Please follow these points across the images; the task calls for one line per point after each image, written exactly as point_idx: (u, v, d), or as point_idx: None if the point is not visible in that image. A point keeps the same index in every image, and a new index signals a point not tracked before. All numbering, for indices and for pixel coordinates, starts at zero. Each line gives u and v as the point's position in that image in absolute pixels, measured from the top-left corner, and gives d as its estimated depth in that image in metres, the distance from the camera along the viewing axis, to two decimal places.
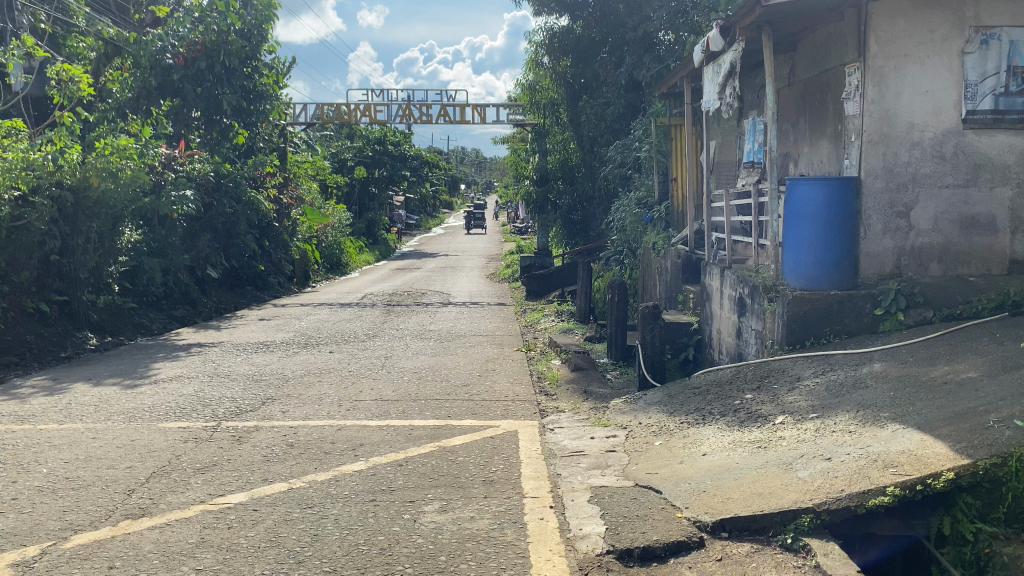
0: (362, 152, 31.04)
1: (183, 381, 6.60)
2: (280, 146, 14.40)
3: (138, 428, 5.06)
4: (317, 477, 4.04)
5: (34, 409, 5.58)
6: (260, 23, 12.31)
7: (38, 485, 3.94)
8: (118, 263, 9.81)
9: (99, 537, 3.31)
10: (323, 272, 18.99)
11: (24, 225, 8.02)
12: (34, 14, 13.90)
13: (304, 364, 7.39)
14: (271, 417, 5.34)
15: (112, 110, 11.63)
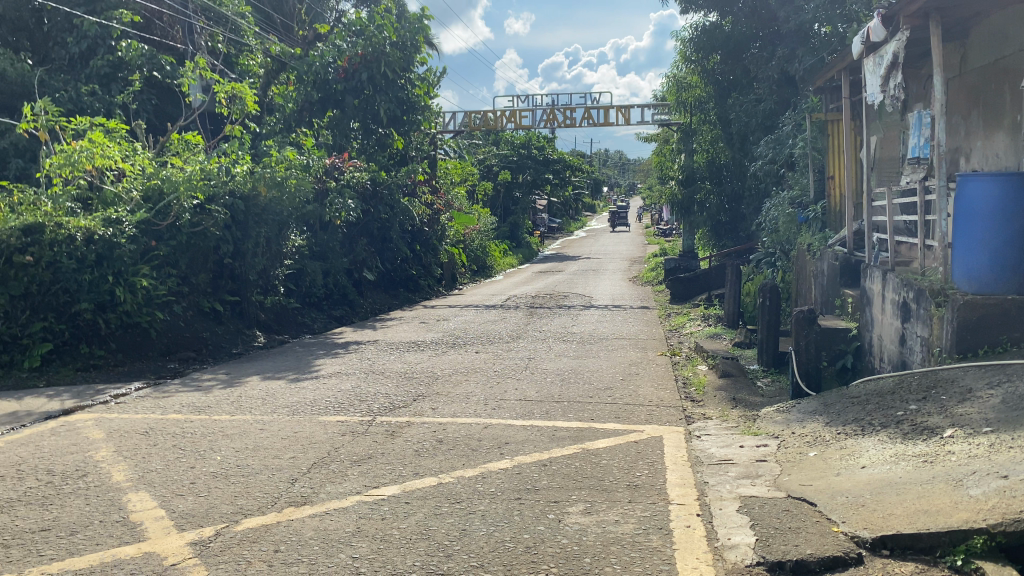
0: (508, 157, 31.59)
1: (342, 377, 6.95)
2: (431, 153, 14.89)
3: (300, 420, 5.37)
4: (465, 473, 4.15)
5: (210, 401, 6.05)
6: (413, 36, 12.57)
7: (213, 470, 4.27)
8: (283, 266, 10.47)
9: (266, 522, 3.54)
10: (470, 274, 19.46)
11: (202, 231, 8.68)
12: (212, 36, 15.24)
13: (452, 363, 7.61)
14: (421, 413, 5.53)
15: (281, 124, 12.75)
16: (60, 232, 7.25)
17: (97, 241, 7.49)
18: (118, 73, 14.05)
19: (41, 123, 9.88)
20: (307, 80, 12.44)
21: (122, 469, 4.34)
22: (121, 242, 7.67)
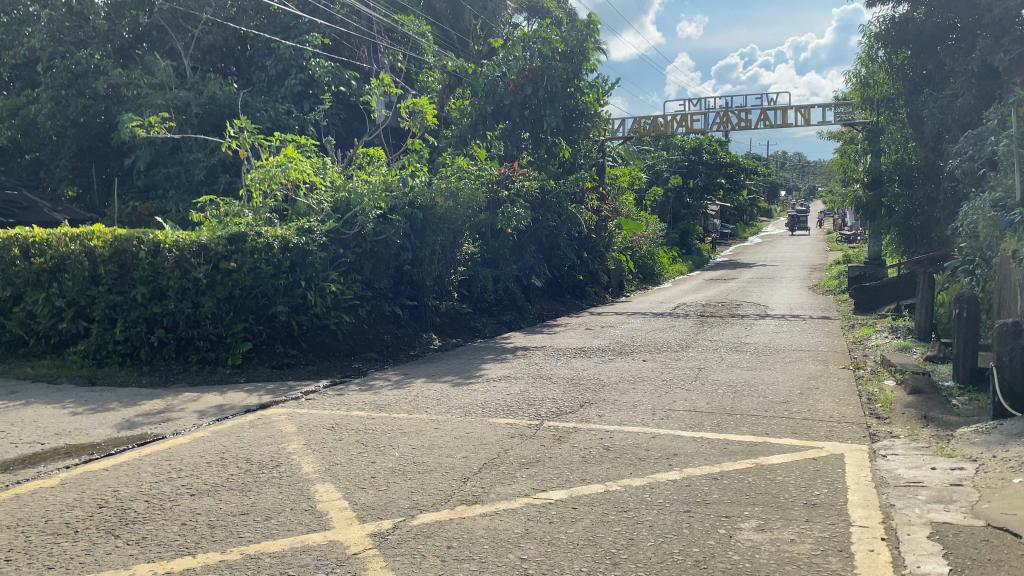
0: (678, 162, 31.06)
1: (511, 381, 7.09)
2: (599, 159, 14.96)
3: (472, 422, 5.54)
4: (633, 482, 4.11)
5: (388, 399, 6.37)
6: (582, 42, 12.46)
7: (393, 466, 4.50)
8: (458, 272, 10.84)
9: (439, 518, 3.68)
10: (637, 281, 19.29)
11: (384, 239, 9.14)
12: (393, 55, 16.09)
13: (620, 371, 7.57)
14: (589, 420, 5.54)
15: (455, 137, 13.27)
16: (260, 241, 7.88)
17: (292, 249, 8.08)
18: (310, 90, 15.25)
19: (244, 142, 10.83)
20: (480, 93, 12.94)
21: (311, 461, 4.67)
22: (313, 250, 8.24)
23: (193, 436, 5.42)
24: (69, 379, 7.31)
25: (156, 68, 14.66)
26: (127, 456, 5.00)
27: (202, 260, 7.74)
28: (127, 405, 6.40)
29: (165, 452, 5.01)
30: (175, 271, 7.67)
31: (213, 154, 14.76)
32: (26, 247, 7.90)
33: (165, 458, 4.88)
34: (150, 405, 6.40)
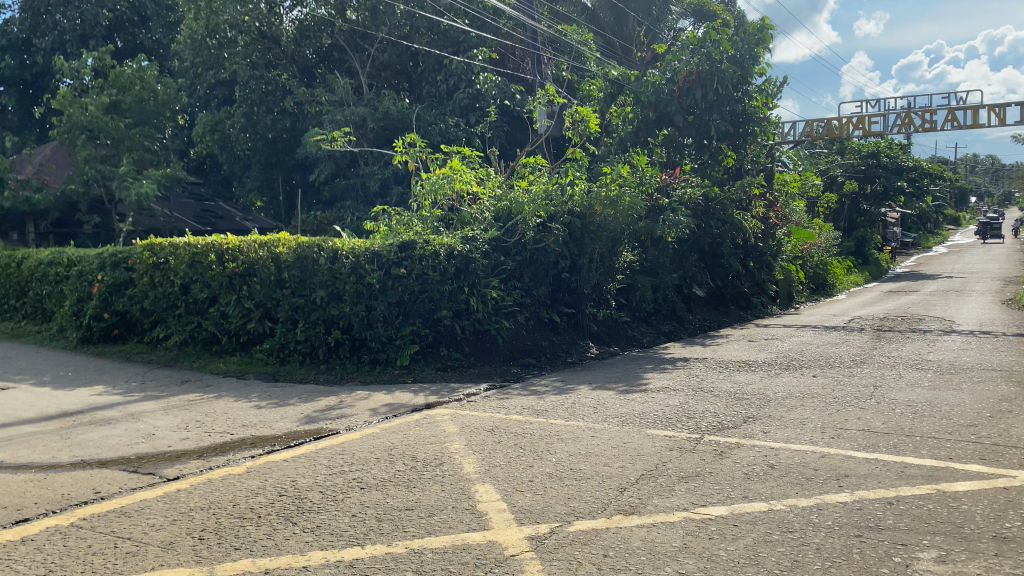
0: (854, 167, 29.43)
1: (671, 392, 6.97)
2: (767, 165, 14.47)
3: (630, 432, 5.50)
4: (798, 503, 3.94)
5: (547, 405, 6.44)
6: (752, 46, 12.27)
7: (549, 471, 4.55)
8: (616, 281, 10.80)
9: (596, 526, 3.68)
10: (807, 293, 18.40)
11: (544, 247, 9.25)
12: (558, 65, 16.27)
13: (786, 386, 7.26)
14: (751, 436, 5.36)
15: (615, 144, 13.24)
16: (427, 249, 8.20)
17: (456, 256, 8.34)
18: (476, 103, 15.71)
19: (414, 155, 11.34)
20: (643, 100, 12.86)
21: (472, 462, 4.80)
22: (476, 258, 8.48)
23: (363, 432, 5.72)
24: (255, 375, 7.96)
25: (336, 85, 15.62)
26: (303, 448, 5.35)
27: (374, 265, 8.15)
28: (304, 401, 6.85)
29: (337, 446, 5.32)
30: (350, 276, 8.14)
31: (385, 166, 15.54)
32: (221, 253, 8.66)
33: (338, 452, 5.18)
34: (325, 401, 6.82)
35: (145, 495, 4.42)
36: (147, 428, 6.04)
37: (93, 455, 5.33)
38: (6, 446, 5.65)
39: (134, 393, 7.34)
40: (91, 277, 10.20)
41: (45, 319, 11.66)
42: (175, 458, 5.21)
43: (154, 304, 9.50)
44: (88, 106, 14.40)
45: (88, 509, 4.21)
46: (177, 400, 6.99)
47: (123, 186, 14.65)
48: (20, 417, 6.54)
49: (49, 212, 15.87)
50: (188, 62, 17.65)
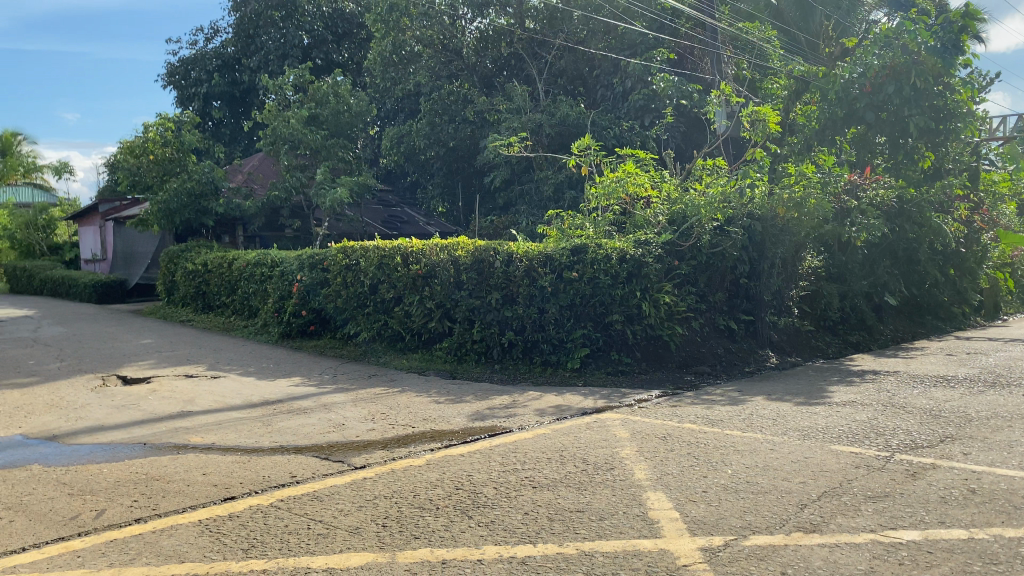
0: None
1: (858, 407, 6.57)
2: (971, 164, 13.42)
3: (812, 446, 5.25)
4: (1004, 533, 3.60)
5: (722, 415, 6.27)
6: (955, 35, 11.38)
7: (724, 483, 4.43)
8: (799, 287, 10.28)
9: (773, 542, 3.55)
10: (1018, 304, 16.74)
11: (721, 251, 9.00)
12: (738, 63, 15.95)
13: (992, 405, 6.64)
14: (950, 457, 4.96)
15: (799, 144, 12.65)
16: (600, 252, 8.16)
17: (628, 260, 8.22)
18: (652, 105, 15.47)
19: (590, 159, 11.43)
20: (830, 97, 12.10)
21: (644, 469, 4.76)
22: (649, 261, 8.27)
23: (536, 432, 5.83)
24: (434, 372, 8.34)
25: (514, 93, 16.00)
26: (479, 445, 5.52)
27: (548, 269, 8.31)
28: (480, 399, 7.07)
29: (511, 445, 5.45)
30: (524, 279, 8.32)
31: (560, 170, 15.72)
32: (406, 256, 9.18)
33: (512, 450, 5.31)
34: (499, 400, 7.01)
35: (335, 481, 4.74)
36: (337, 418, 6.47)
37: (290, 441, 5.78)
38: (218, 428, 6.24)
39: (326, 386, 7.88)
40: (292, 277, 11.13)
41: (251, 315, 12.77)
42: (361, 447, 5.54)
43: (345, 303, 10.17)
44: (289, 119, 15.61)
45: (285, 491, 4.58)
46: (364, 393, 7.43)
47: (319, 193, 15.75)
48: (229, 403, 7.21)
49: (255, 218, 17.34)
50: (378, 76, 18.72)
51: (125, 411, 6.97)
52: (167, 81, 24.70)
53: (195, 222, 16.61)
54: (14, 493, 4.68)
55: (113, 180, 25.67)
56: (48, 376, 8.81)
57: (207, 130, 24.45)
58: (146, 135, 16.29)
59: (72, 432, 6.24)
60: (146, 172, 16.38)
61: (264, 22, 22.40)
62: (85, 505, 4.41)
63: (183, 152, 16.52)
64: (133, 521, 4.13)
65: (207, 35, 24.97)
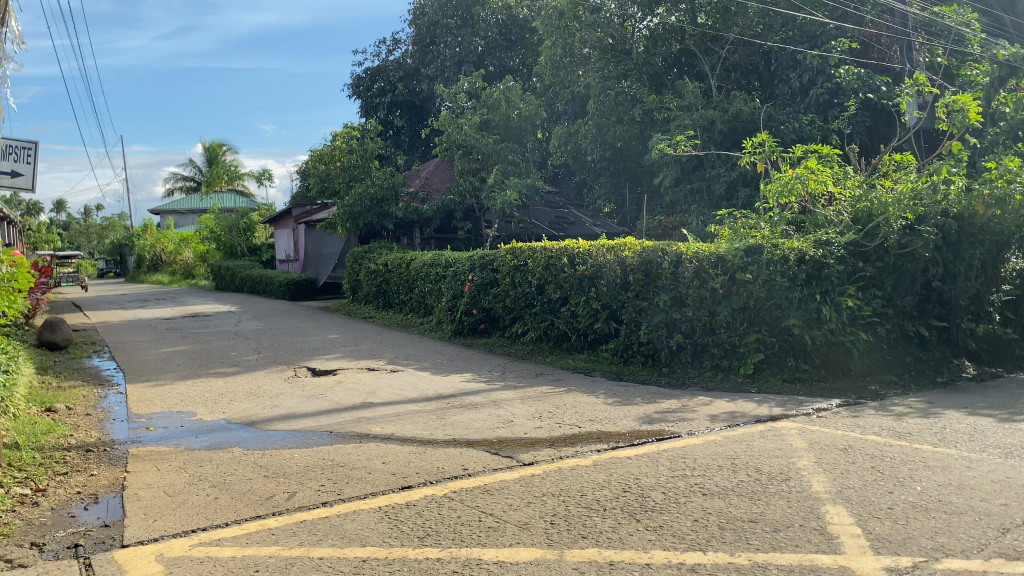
0: None
1: None
2: None
3: (1017, 466, 4.79)
4: None
5: (910, 428, 5.86)
6: None
7: (913, 500, 4.15)
8: (1003, 293, 9.35)
9: (970, 568, 3.29)
10: None
11: (911, 253, 8.32)
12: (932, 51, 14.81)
13: None
14: None
15: (1002, 134, 11.80)
16: (776, 253, 7.77)
17: (808, 261, 7.85)
18: (835, 99, 14.68)
19: (765, 155, 11.04)
20: None
21: (823, 481, 4.54)
22: (830, 262, 7.90)
23: (706, 438, 5.70)
24: (601, 373, 8.36)
25: (686, 90, 15.67)
26: (647, 447, 5.48)
27: (719, 270, 8.05)
28: (647, 402, 7.00)
29: (681, 450, 5.37)
30: (694, 280, 8.17)
31: (733, 169, 15.26)
32: (573, 257, 9.29)
33: (681, 455, 5.23)
34: (668, 403, 6.92)
35: (505, 476, 4.86)
36: (507, 415, 6.62)
37: (462, 435, 5.98)
38: (395, 420, 6.57)
39: (496, 383, 8.10)
40: (464, 276, 11.52)
41: (427, 313, 13.32)
42: (530, 444, 5.65)
43: (514, 303, 10.40)
44: (463, 125, 16.13)
45: (457, 483, 4.75)
46: (533, 391, 7.57)
47: (490, 195, 16.17)
48: (406, 396, 7.56)
49: (431, 220, 18.07)
50: (549, 79, 18.98)
51: (314, 400, 7.50)
52: (352, 91, 26.29)
53: (376, 224, 17.55)
54: (219, 472, 5.16)
55: (305, 185, 27.60)
56: (248, 366, 9.63)
57: (388, 137, 25.77)
58: (334, 143, 17.40)
59: (268, 419, 6.79)
60: (333, 178, 17.50)
61: (440, 31, 23.33)
62: (278, 487, 4.78)
63: (366, 159, 17.50)
64: (321, 504, 4.44)
65: (388, 47, 26.32)
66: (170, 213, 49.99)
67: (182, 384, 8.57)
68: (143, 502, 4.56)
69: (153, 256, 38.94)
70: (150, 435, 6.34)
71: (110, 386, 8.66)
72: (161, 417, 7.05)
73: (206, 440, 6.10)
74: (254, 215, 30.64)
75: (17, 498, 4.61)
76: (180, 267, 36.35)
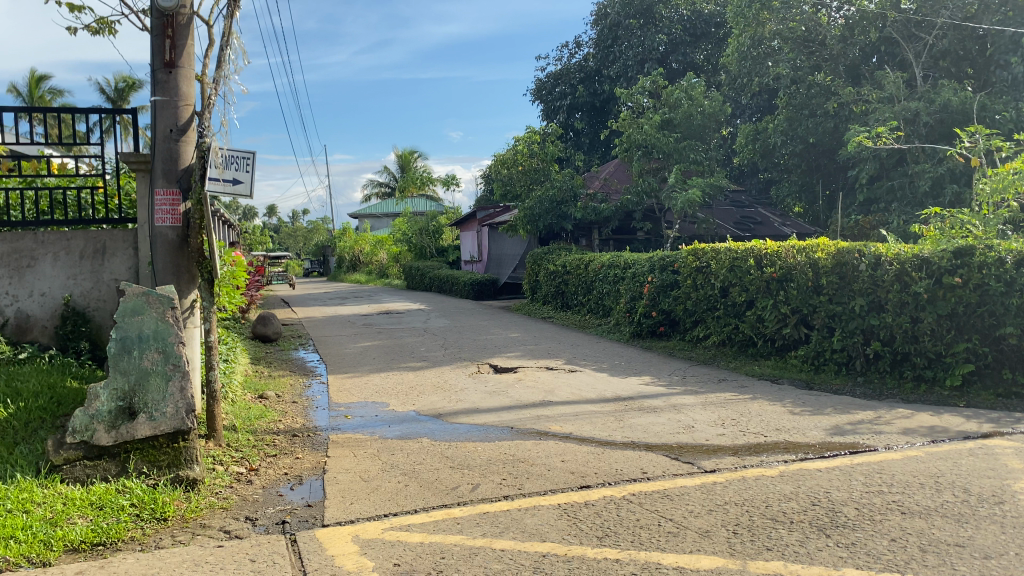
0: None
1: None
2: None
3: None
4: None
5: None
6: None
7: None
8: None
9: None
10: None
11: None
12: None
13: None
14: None
15: None
16: (990, 255, 7.12)
17: None
18: None
19: (977, 147, 10.12)
20: None
21: None
22: None
23: (905, 453, 5.32)
24: (789, 380, 8.01)
25: (886, 81, 14.64)
26: (838, 460, 5.20)
27: (924, 273, 7.48)
28: (839, 412, 6.63)
29: (876, 464, 5.05)
30: (893, 284, 7.64)
31: (940, 163, 14.07)
32: (760, 258, 8.98)
33: (876, 470, 4.92)
34: (861, 415, 6.54)
35: (685, 482, 4.79)
36: (688, 420, 6.51)
37: (641, 438, 5.95)
38: (575, 419, 6.65)
39: (677, 386, 7.98)
40: (644, 278, 11.44)
41: (605, 314, 13.33)
42: (712, 451, 5.52)
43: (695, 306, 10.20)
44: (644, 125, 15.93)
45: (637, 486, 4.74)
46: (715, 397, 7.39)
47: (671, 195, 15.92)
48: (584, 397, 7.62)
49: (611, 221, 18.06)
50: (733, 75, 18.44)
51: (496, 396, 7.74)
52: (534, 96, 26.85)
53: (556, 225, 17.79)
54: (408, 461, 5.46)
55: (489, 188, 28.47)
56: (435, 361, 10.08)
57: (569, 140, 26.08)
58: (516, 147, 17.82)
59: (454, 412, 7.09)
60: (515, 181, 17.92)
61: (622, 32, 23.28)
62: (463, 478, 4.99)
63: (547, 161, 17.78)
64: (502, 498, 4.58)
65: (570, 50, 26.62)
66: (366, 217, 53.27)
67: (375, 376, 9.12)
68: (341, 485, 4.91)
69: (351, 257, 41.66)
70: (347, 423, 6.81)
71: (313, 376, 9.38)
72: (356, 406, 7.55)
73: (397, 430, 6.46)
74: (441, 218, 32.00)
75: (234, 475, 5.11)
76: (375, 267, 38.63)
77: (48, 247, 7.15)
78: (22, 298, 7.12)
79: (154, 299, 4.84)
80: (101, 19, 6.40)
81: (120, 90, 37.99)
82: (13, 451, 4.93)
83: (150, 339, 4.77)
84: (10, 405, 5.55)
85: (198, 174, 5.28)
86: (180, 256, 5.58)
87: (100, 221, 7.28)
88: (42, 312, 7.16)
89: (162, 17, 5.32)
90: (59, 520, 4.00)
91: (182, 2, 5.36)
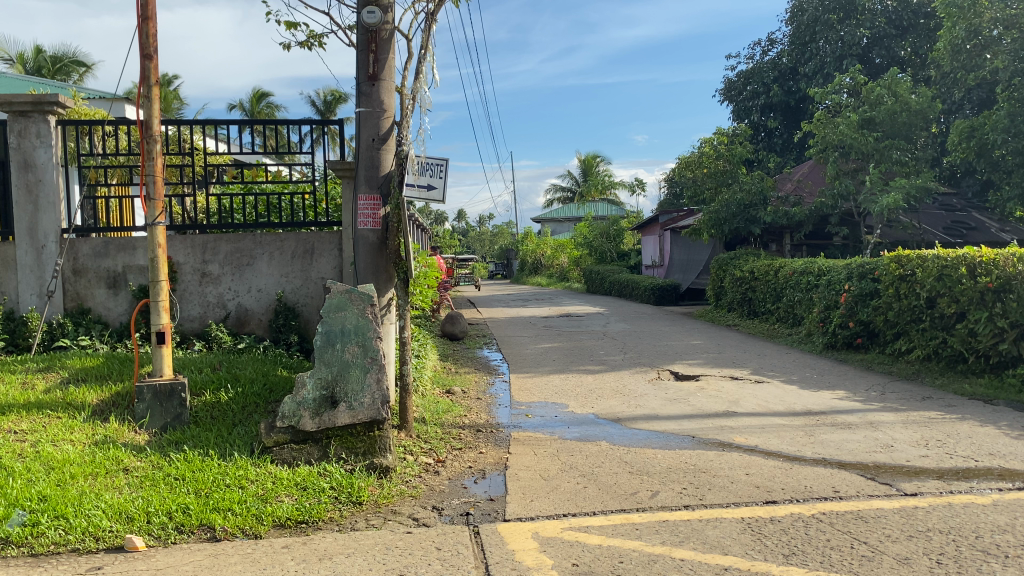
0: None
1: None
2: None
3: None
4: None
5: None
6: None
7: None
8: None
9: None
10: None
11: None
12: None
13: None
14: None
15: None
16: None
17: None
18: None
19: None
20: None
21: None
22: None
23: None
24: (1005, 401, 7.29)
25: None
26: None
27: None
28: None
29: None
30: None
31: None
32: (974, 267, 8.21)
33: None
34: None
35: (881, 504, 4.50)
36: (886, 438, 6.11)
37: (834, 455, 5.65)
38: (761, 432, 6.42)
39: (874, 403, 7.49)
40: (839, 286, 10.83)
41: (796, 324, 12.76)
42: (913, 473, 5.15)
43: (898, 317, 9.54)
44: (840, 125, 15.03)
45: (828, 505, 4.51)
46: (917, 416, 6.87)
47: (869, 198, 14.95)
48: (772, 409, 7.34)
49: (803, 226, 17.22)
50: (947, 68, 16.98)
51: (676, 404, 7.63)
52: (723, 97, 26.16)
53: (743, 230, 17.27)
54: (587, 463, 5.52)
55: (673, 193, 28.07)
56: (614, 365, 10.08)
57: (760, 141, 25.17)
58: (702, 149, 17.26)
59: (633, 417, 7.06)
60: (701, 184, 17.43)
61: (822, 27, 22.10)
62: (642, 484, 4.97)
63: (735, 163, 17.04)
64: (683, 507, 4.53)
65: (763, 48, 25.63)
66: (549, 221, 54.13)
67: (556, 378, 9.27)
68: (522, 481, 5.05)
69: (534, 260, 42.49)
70: (529, 421, 6.98)
71: (496, 374, 9.68)
72: (538, 406, 7.71)
73: (576, 431, 6.54)
74: (623, 223, 31.85)
75: (424, 465, 5.39)
76: (557, 271, 39.20)
77: (265, 247, 7.87)
78: (242, 293, 7.89)
79: (355, 296, 5.27)
80: (312, 37, 6.97)
81: (329, 103, 40.94)
82: (232, 432, 5.48)
83: (352, 333, 5.19)
84: (230, 391, 6.18)
85: (397, 180, 5.64)
86: (379, 257, 5.94)
87: (309, 224, 7.94)
88: (259, 306, 7.91)
89: (368, 33, 5.73)
90: (269, 497, 4.40)
91: (386, 17, 5.74)
